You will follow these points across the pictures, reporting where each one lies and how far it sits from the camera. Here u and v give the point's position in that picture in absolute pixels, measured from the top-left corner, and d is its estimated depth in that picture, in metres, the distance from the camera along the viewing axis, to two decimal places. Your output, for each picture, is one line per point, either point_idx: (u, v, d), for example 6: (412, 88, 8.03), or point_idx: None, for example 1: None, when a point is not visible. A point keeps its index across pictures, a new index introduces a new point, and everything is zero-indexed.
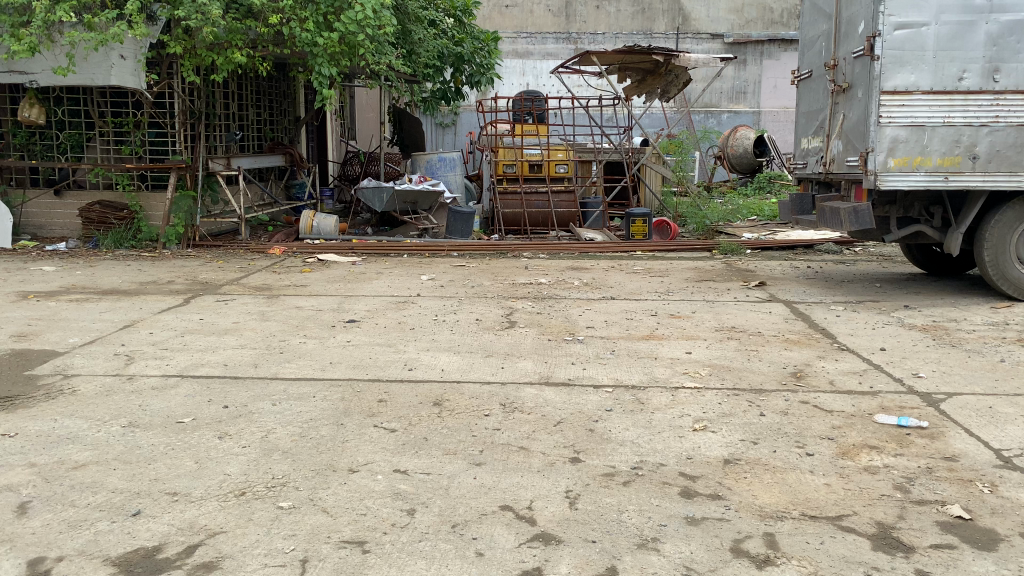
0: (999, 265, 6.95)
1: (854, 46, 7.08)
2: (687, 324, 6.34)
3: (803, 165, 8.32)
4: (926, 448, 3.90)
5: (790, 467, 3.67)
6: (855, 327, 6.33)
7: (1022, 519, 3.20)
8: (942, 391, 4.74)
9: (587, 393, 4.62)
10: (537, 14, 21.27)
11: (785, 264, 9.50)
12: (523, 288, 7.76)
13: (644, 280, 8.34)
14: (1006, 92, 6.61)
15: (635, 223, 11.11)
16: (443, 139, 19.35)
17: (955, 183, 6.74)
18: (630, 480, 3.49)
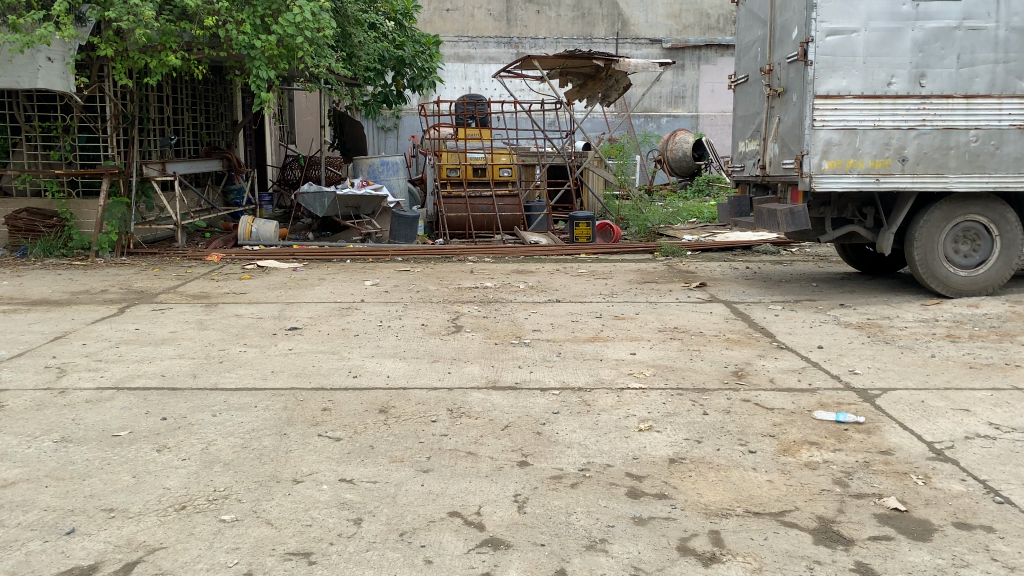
0: (928, 264, 7.16)
1: (788, 52, 7.26)
2: (631, 326, 6.40)
3: (740, 167, 8.49)
4: (863, 443, 4.00)
5: (733, 464, 3.73)
6: (792, 326, 6.47)
7: (954, 509, 3.32)
8: (877, 387, 4.88)
9: (534, 396, 4.63)
10: (477, 18, 21.26)
11: (725, 265, 9.69)
12: (468, 292, 7.74)
13: (589, 283, 8.40)
14: (933, 96, 6.85)
15: (579, 226, 11.22)
16: (385, 143, 19.22)
17: (886, 184, 6.95)
18: (578, 482, 3.51)
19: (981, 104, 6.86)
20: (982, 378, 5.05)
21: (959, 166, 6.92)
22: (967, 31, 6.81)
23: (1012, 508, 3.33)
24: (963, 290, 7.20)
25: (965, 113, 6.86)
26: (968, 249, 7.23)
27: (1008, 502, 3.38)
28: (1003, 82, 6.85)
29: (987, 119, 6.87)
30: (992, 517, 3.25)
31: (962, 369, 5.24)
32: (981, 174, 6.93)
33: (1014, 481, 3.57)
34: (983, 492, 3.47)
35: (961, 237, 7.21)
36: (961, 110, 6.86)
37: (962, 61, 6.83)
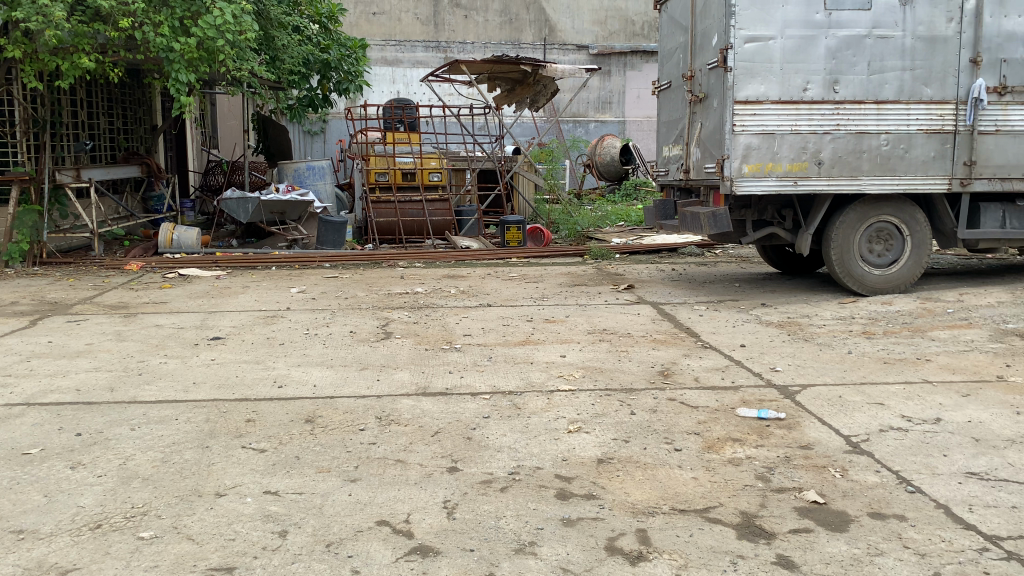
0: (844, 264, 7.42)
1: (708, 58, 7.44)
2: (561, 329, 6.45)
3: (665, 171, 8.66)
4: (784, 439, 4.12)
5: (660, 463, 3.79)
6: (716, 326, 6.62)
7: (869, 500, 3.44)
8: (797, 383, 5.03)
9: (464, 401, 4.62)
10: (404, 22, 21.16)
11: (652, 267, 9.86)
12: (399, 298, 7.68)
13: (520, 286, 8.45)
14: (846, 102, 7.11)
15: (510, 231, 11.27)
16: (312, 147, 18.95)
17: (804, 187, 7.18)
18: (507, 486, 3.51)
19: (891, 109, 7.14)
20: (895, 372, 5.26)
21: (872, 169, 7.20)
22: (876, 39, 7.08)
23: (922, 496, 3.47)
24: (877, 288, 7.49)
25: (876, 118, 7.14)
26: (881, 249, 7.51)
27: (919, 491, 3.52)
28: (911, 89, 7.14)
29: (897, 123, 7.15)
30: (904, 506, 3.38)
31: (877, 364, 5.45)
32: (892, 177, 7.21)
33: (924, 471, 3.73)
34: (896, 482, 3.61)
35: (876, 237, 7.48)
36: (872, 114, 7.13)
37: (873, 68, 7.10)
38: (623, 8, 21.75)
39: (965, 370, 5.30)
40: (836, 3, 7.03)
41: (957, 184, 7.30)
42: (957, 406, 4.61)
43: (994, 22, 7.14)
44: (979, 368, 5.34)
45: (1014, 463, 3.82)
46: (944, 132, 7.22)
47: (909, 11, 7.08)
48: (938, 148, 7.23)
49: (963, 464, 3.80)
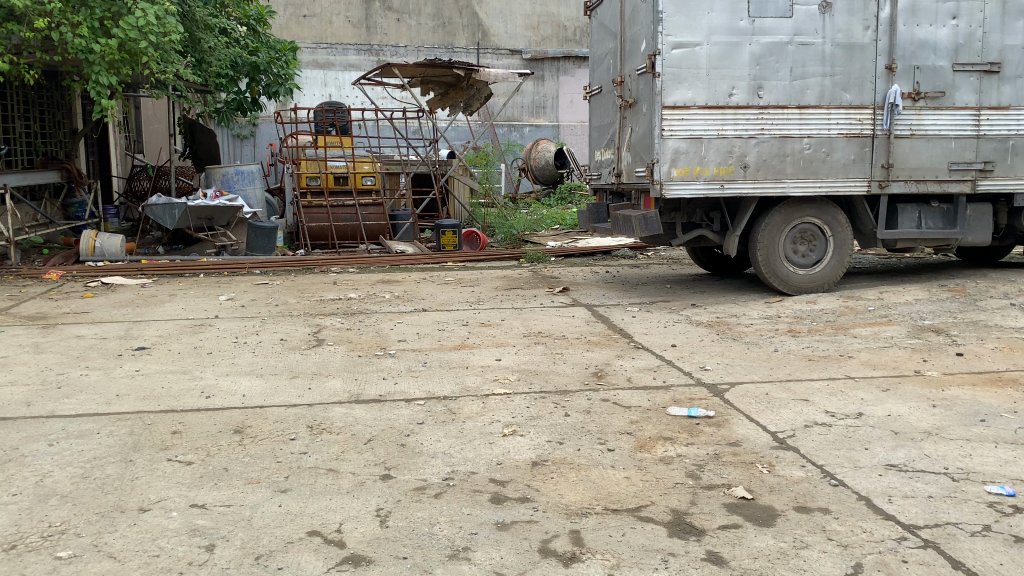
0: (770, 264, 7.62)
1: (637, 64, 7.56)
2: (496, 332, 6.45)
3: (598, 175, 8.76)
4: (714, 436, 4.20)
5: (593, 463, 3.83)
6: (648, 326, 6.73)
7: (795, 494, 3.54)
8: (726, 381, 5.14)
9: (399, 407, 4.58)
10: (336, 24, 20.86)
11: (587, 269, 9.96)
12: (331, 304, 7.58)
13: (456, 291, 8.43)
14: (770, 107, 7.30)
15: (445, 235, 11.25)
16: (241, 151, 18.59)
17: (730, 190, 7.35)
18: (441, 492, 3.49)
19: (812, 114, 7.37)
20: (820, 369, 5.42)
21: (795, 172, 7.41)
22: (798, 46, 7.29)
23: (845, 489, 3.59)
24: (802, 288, 7.73)
25: (798, 122, 7.35)
26: (805, 250, 7.74)
27: (842, 484, 3.63)
28: (831, 94, 7.38)
29: (818, 127, 7.38)
30: (827, 499, 3.49)
31: (802, 361, 5.61)
32: (814, 179, 7.44)
33: (847, 464, 3.85)
34: (820, 476, 3.72)
35: (800, 238, 7.71)
36: (795, 119, 7.34)
37: (794, 74, 7.31)
38: (554, 13, 21.98)
39: (885, 366, 5.50)
40: (759, 10, 7.22)
41: (876, 186, 7.56)
42: (877, 401, 4.77)
43: (908, 30, 7.41)
44: (898, 364, 5.54)
45: (930, 454, 3.98)
46: (863, 135, 7.48)
47: (828, 19, 7.31)
48: (857, 152, 7.49)
49: (883, 456, 3.94)
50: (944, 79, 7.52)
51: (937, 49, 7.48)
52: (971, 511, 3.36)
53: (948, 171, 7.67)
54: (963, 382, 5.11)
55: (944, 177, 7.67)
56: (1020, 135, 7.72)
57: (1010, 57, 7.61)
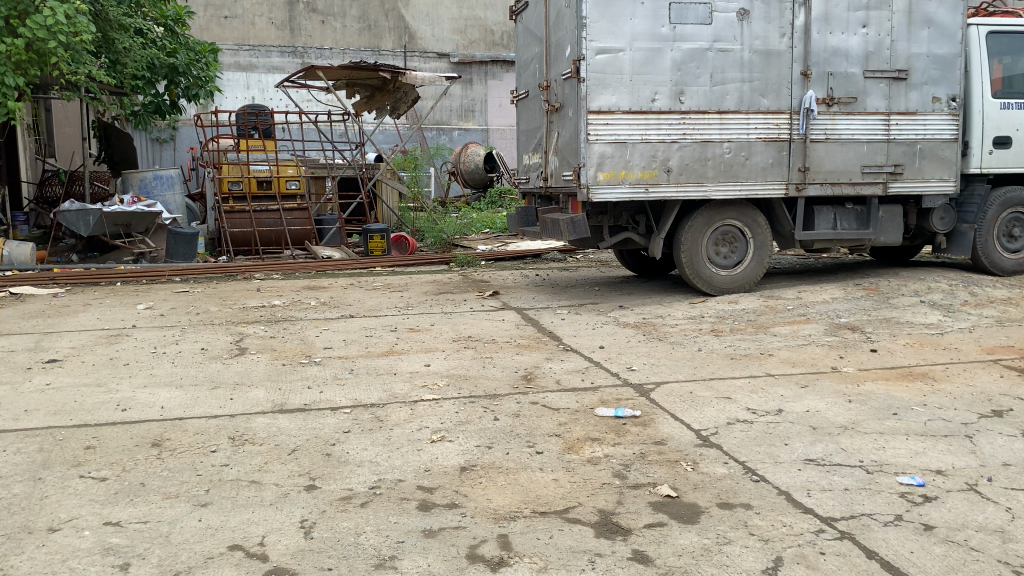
0: (694, 266, 7.78)
1: (562, 69, 7.64)
2: (425, 337, 6.41)
3: (526, 179, 8.81)
4: (640, 435, 4.27)
5: (521, 467, 3.83)
6: (577, 329, 6.79)
7: (718, 490, 3.61)
8: (652, 381, 5.23)
9: (324, 416, 4.51)
10: (258, 27, 20.41)
11: (517, 273, 10.00)
12: (255, 311, 7.42)
13: (384, 296, 8.35)
14: (691, 112, 7.46)
15: (373, 239, 11.16)
16: (161, 155, 18.03)
17: (655, 194, 7.48)
18: (368, 501, 3.45)
19: (732, 119, 7.56)
20: (742, 367, 5.55)
21: (717, 176, 7.59)
22: (717, 52, 7.47)
23: (766, 485, 3.68)
24: (724, 288, 7.91)
25: (719, 127, 7.53)
26: (728, 251, 7.93)
27: (762, 480, 3.73)
28: (749, 99, 7.58)
29: (738, 132, 7.58)
30: (749, 494, 3.57)
31: (725, 360, 5.74)
32: (734, 183, 7.64)
33: (768, 460, 3.95)
34: (742, 472, 3.81)
35: (722, 240, 7.90)
36: (716, 124, 7.52)
37: (714, 80, 7.49)
38: (481, 17, 22.11)
39: (803, 363, 5.67)
40: (679, 17, 7.37)
41: (793, 189, 7.80)
42: (796, 397, 4.91)
43: (821, 38, 7.67)
44: (816, 361, 5.72)
45: (846, 447, 4.12)
46: (780, 140, 7.70)
47: (746, 26, 7.51)
48: (775, 156, 7.71)
49: (801, 451, 4.06)
50: (856, 85, 7.80)
51: (849, 56, 7.75)
52: (884, 502, 3.49)
53: (861, 175, 7.96)
54: (877, 377, 5.31)
55: (857, 180, 7.96)
56: (927, 139, 8.06)
57: (917, 65, 7.93)
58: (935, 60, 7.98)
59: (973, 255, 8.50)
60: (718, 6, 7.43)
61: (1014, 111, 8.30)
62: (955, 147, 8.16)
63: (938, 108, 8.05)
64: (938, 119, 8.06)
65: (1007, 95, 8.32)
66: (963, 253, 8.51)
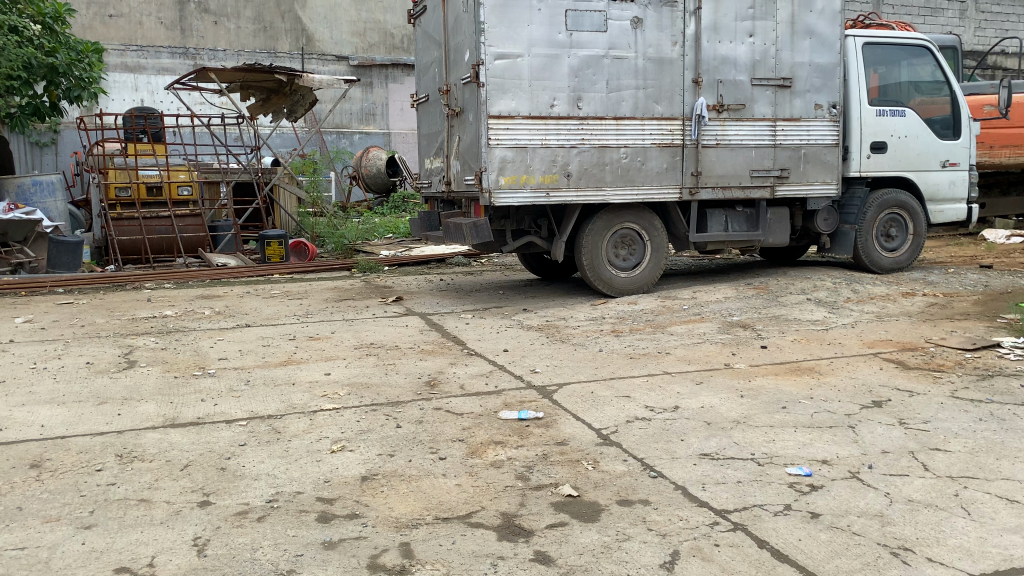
0: (595, 268, 7.93)
1: (461, 74, 7.66)
2: (325, 346, 6.30)
3: (428, 184, 8.78)
4: (543, 437, 4.31)
5: (424, 473, 3.81)
6: (481, 332, 6.81)
7: (617, 488, 3.69)
8: (555, 383, 5.29)
9: (219, 429, 4.36)
10: (147, 26, 19.59)
11: (421, 278, 9.95)
12: (144, 323, 7.12)
13: (282, 304, 8.15)
14: (589, 118, 7.60)
15: (270, 245, 10.88)
16: (42, 160, 17.09)
17: (555, 198, 7.58)
18: (264, 515, 3.36)
19: (628, 124, 7.74)
20: (640, 366, 5.69)
21: (615, 180, 7.75)
22: (613, 59, 7.64)
23: (664, 480, 3.78)
24: (624, 290, 8.08)
25: (615, 132, 7.70)
26: (626, 253, 8.13)
27: (660, 476, 3.82)
28: (644, 106, 7.78)
29: (634, 137, 7.77)
30: (647, 490, 3.66)
31: (624, 359, 5.87)
32: (632, 187, 7.82)
33: (665, 456, 4.06)
34: (641, 469, 3.90)
35: (621, 243, 8.09)
36: (612, 129, 7.68)
37: (610, 86, 7.65)
38: (381, 20, 21.77)
39: (698, 360, 5.85)
40: (576, 24, 7.49)
41: (687, 193, 8.05)
42: (692, 393, 5.07)
43: (711, 46, 7.94)
44: (710, 358, 5.92)
45: (739, 441, 4.27)
46: (674, 145, 7.94)
47: (639, 34, 7.71)
48: (669, 161, 7.93)
49: (697, 446, 4.19)
50: (744, 92, 8.11)
51: (736, 65, 8.06)
52: (773, 493, 3.64)
53: (750, 178, 8.28)
54: (767, 372, 5.53)
55: (747, 184, 8.28)
56: (811, 144, 8.46)
57: (800, 74, 8.30)
58: (816, 69, 8.36)
59: (854, 254, 8.97)
60: (613, 14, 7.59)
61: (889, 117, 8.76)
62: (836, 152, 8.58)
63: (820, 115, 8.44)
64: (821, 125, 8.46)
65: (883, 103, 8.78)
66: (845, 253, 8.97)
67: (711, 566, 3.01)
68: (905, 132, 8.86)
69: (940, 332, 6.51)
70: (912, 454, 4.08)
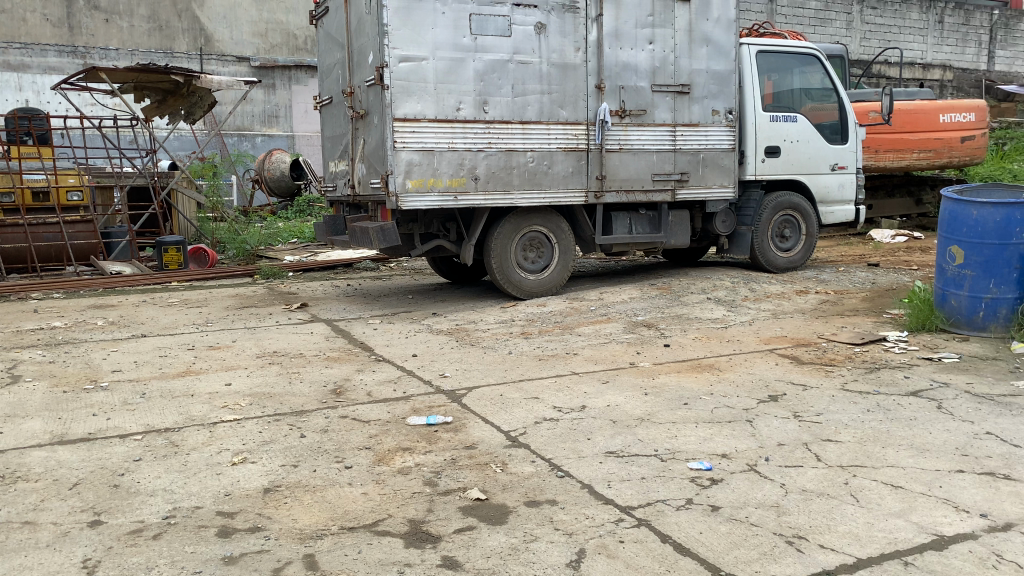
0: (504, 271, 7.98)
1: (366, 76, 7.57)
2: (226, 355, 6.12)
3: (333, 187, 8.65)
4: (451, 441, 4.30)
5: (329, 483, 3.75)
6: (390, 338, 6.75)
7: (525, 489, 3.71)
8: (464, 387, 5.28)
9: (112, 445, 4.18)
10: (31, 23, 18.67)
11: (327, 283, 9.78)
12: (31, 335, 6.76)
13: (181, 313, 7.88)
14: (495, 122, 7.64)
15: (168, 252, 10.50)
16: None
17: (463, 202, 7.59)
18: (160, 532, 3.24)
19: (534, 129, 7.82)
20: (548, 367, 5.75)
21: (522, 184, 7.82)
22: (517, 64, 7.70)
23: (570, 479, 3.83)
24: (533, 292, 8.17)
25: (522, 137, 7.76)
26: (535, 256, 8.21)
27: (567, 475, 3.87)
28: (549, 111, 7.87)
29: (540, 141, 7.85)
30: (555, 490, 3.70)
31: (534, 361, 5.92)
32: (539, 190, 7.90)
33: (572, 455, 4.12)
34: (548, 469, 3.94)
35: (529, 246, 8.16)
36: (518, 133, 7.74)
37: (515, 91, 7.71)
38: (283, 21, 21.31)
39: (605, 360, 5.96)
40: (480, 28, 7.52)
41: (592, 197, 8.19)
42: (598, 393, 5.15)
43: (612, 53, 8.11)
44: (616, 357, 6.05)
45: (643, 438, 4.37)
46: (579, 149, 8.06)
47: (543, 40, 7.79)
48: (575, 165, 8.05)
49: (603, 444, 4.27)
50: (645, 98, 8.31)
51: (637, 71, 8.25)
52: (676, 487, 3.74)
53: (652, 182, 8.49)
54: (670, 370, 5.69)
55: (649, 187, 8.49)
56: (709, 149, 8.73)
57: (698, 80, 8.56)
58: (713, 75, 8.64)
59: (752, 255, 9.31)
60: (516, 19, 7.66)
61: (782, 123, 9.13)
62: (733, 156, 8.88)
63: (718, 121, 8.72)
64: (718, 130, 8.74)
65: (776, 109, 9.14)
66: (743, 253, 9.30)
67: (617, 563, 3.06)
68: (796, 137, 9.25)
69: (831, 327, 6.82)
70: (806, 445, 4.25)
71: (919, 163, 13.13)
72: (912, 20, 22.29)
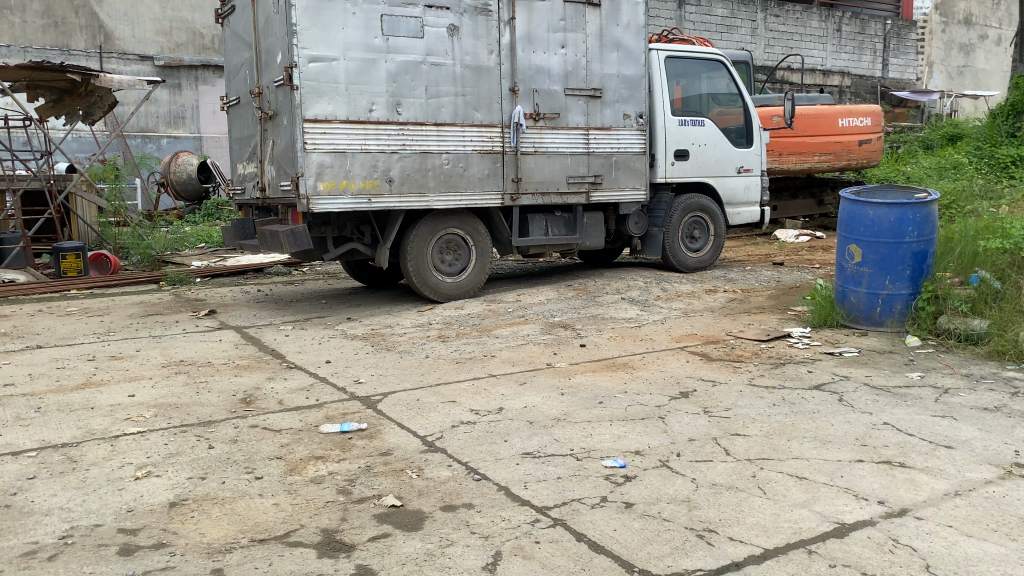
0: (420, 274, 7.93)
1: (274, 76, 7.41)
2: (129, 365, 5.89)
3: (241, 190, 8.44)
4: (366, 448, 4.25)
5: (239, 495, 3.65)
6: (302, 344, 6.62)
7: (442, 494, 3.69)
8: (379, 393, 5.22)
9: (3, 463, 3.96)
10: None
11: (237, 289, 9.53)
12: None
13: (80, 322, 7.54)
14: (409, 123, 7.58)
15: (66, 259, 10.06)
16: None
17: (377, 204, 7.52)
18: (57, 553, 3.08)
19: (449, 131, 7.80)
20: (465, 370, 5.74)
21: (437, 186, 7.80)
22: (430, 66, 7.67)
23: (487, 482, 3.83)
24: (449, 295, 8.15)
25: (436, 139, 7.73)
26: (451, 259, 8.19)
27: (483, 478, 3.87)
28: (463, 113, 7.87)
29: (455, 143, 7.83)
30: (471, 494, 3.70)
31: (450, 364, 5.90)
32: (454, 193, 7.89)
33: (488, 458, 4.12)
34: (465, 473, 3.93)
35: (445, 249, 8.13)
36: (433, 136, 7.71)
37: (429, 93, 7.67)
38: (188, 19, 20.65)
39: (521, 362, 5.98)
40: (392, 30, 7.45)
41: (508, 199, 8.23)
42: (514, 395, 5.17)
43: (525, 56, 8.16)
44: (533, 358, 6.08)
45: (558, 438, 4.41)
46: (494, 152, 8.08)
47: (456, 42, 7.79)
48: (489, 167, 8.07)
49: (519, 446, 4.28)
50: (558, 102, 8.39)
51: (550, 74, 8.33)
52: (591, 486, 3.78)
53: (566, 185, 8.59)
54: (585, 369, 5.75)
55: (564, 190, 8.58)
56: (621, 152, 8.89)
57: (609, 84, 8.70)
58: (624, 80, 8.80)
59: (664, 255, 9.53)
60: (428, 21, 7.63)
61: (690, 127, 9.36)
62: (644, 159, 9.07)
63: (628, 124, 8.88)
64: (629, 133, 8.91)
65: (685, 113, 9.37)
66: (656, 254, 9.51)
67: (532, 563, 3.08)
68: (704, 140, 9.51)
69: (739, 325, 7.03)
70: (715, 440, 4.37)
71: (821, 165, 13.69)
72: (812, 29, 23.21)
